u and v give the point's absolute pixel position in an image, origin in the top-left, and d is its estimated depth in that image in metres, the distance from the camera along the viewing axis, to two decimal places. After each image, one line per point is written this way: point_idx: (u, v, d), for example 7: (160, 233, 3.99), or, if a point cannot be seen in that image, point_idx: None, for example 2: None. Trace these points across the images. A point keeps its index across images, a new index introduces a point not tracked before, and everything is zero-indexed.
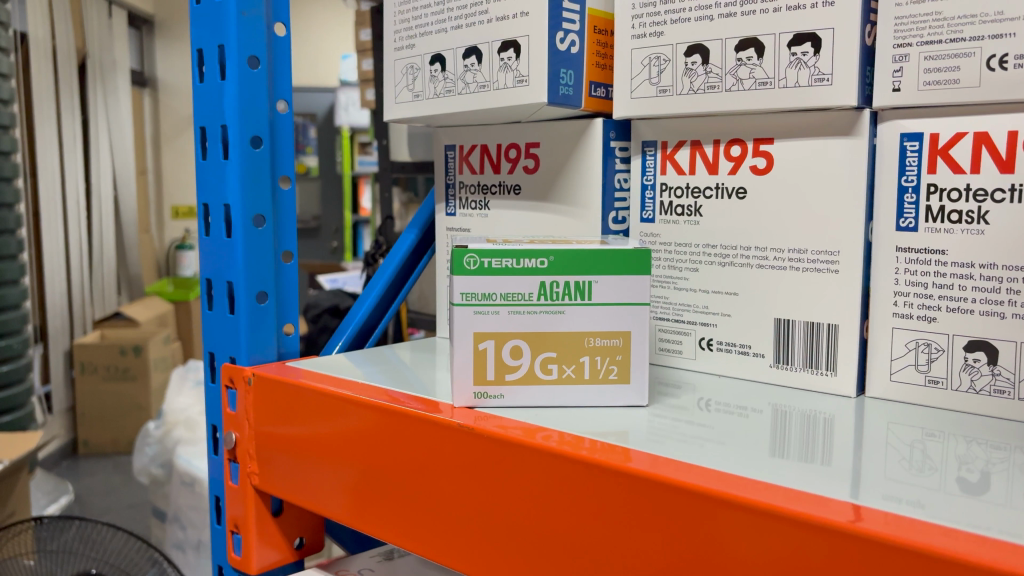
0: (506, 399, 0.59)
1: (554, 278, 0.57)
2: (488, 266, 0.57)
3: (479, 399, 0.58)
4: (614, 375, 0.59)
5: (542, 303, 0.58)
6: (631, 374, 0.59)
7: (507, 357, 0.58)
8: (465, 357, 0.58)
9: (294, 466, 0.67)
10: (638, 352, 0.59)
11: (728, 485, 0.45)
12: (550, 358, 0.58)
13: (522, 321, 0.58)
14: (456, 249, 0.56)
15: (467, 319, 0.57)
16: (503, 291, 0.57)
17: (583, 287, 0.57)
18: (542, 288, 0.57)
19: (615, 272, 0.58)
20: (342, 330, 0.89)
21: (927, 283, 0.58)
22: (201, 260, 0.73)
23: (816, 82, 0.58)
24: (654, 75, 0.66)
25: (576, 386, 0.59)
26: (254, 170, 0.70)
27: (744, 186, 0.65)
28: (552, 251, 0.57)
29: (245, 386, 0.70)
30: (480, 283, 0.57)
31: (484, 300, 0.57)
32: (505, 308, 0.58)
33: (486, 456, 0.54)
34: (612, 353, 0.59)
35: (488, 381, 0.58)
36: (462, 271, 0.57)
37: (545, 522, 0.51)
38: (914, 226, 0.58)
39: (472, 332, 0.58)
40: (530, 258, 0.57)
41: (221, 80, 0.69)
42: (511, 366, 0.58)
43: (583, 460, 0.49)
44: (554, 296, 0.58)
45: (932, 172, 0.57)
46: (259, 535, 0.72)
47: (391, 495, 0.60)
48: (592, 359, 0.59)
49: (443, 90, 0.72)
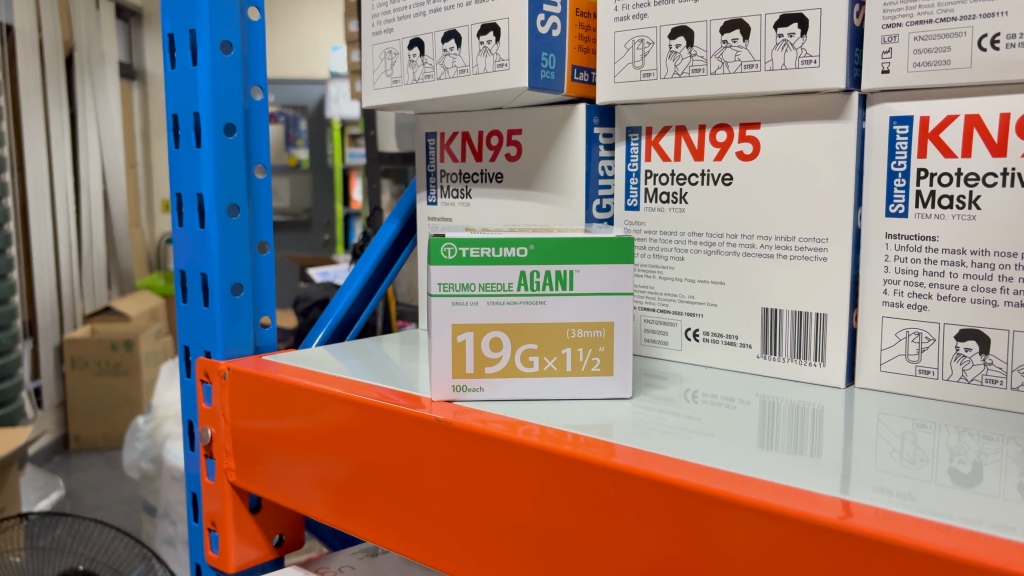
0: (486, 392, 0.57)
1: (534, 268, 0.56)
2: (465, 256, 0.55)
3: (458, 393, 0.57)
4: (597, 367, 0.57)
5: (522, 293, 0.56)
6: (614, 366, 0.57)
7: (487, 349, 0.57)
8: (443, 349, 0.56)
9: (272, 462, 0.65)
10: (621, 343, 0.57)
11: (713, 481, 0.43)
12: (531, 350, 0.57)
13: (502, 312, 0.56)
14: (433, 238, 0.54)
15: (445, 311, 0.56)
16: (482, 281, 0.56)
17: (564, 277, 0.56)
18: (521, 278, 0.56)
19: (597, 261, 0.56)
20: (323, 321, 0.88)
21: (917, 270, 0.56)
22: (176, 251, 0.71)
23: (803, 64, 0.56)
24: (637, 59, 0.64)
25: (558, 379, 0.57)
26: (228, 158, 0.68)
27: (731, 172, 0.63)
28: (533, 240, 0.55)
29: (221, 380, 0.68)
30: (458, 274, 0.55)
31: (462, 291, 0.56)
32: (485, 299, 0.56)
33: (466, 451, 0.52)
34: (595, 344, 0.57)
35: (467, 374, 0.57)
36: (439, 261, 0.55)
37: (525, 519, 0.50)
38: (904, 212, 0.56)
39: (450, 323, 0.56)
40: (510, 247, 0.55)
41: (193, 66, 0.67)
42: (490, 359, 0.57)
43: (564, 455, 0.48)
44: (534, 286, 0.56)
45: (922, 156, 0.55)
46: (237, 533, 0.70)
47: (370, 491, 0.58)
48: (574, 350, 0.57)
49: (422, 76, 0.71)
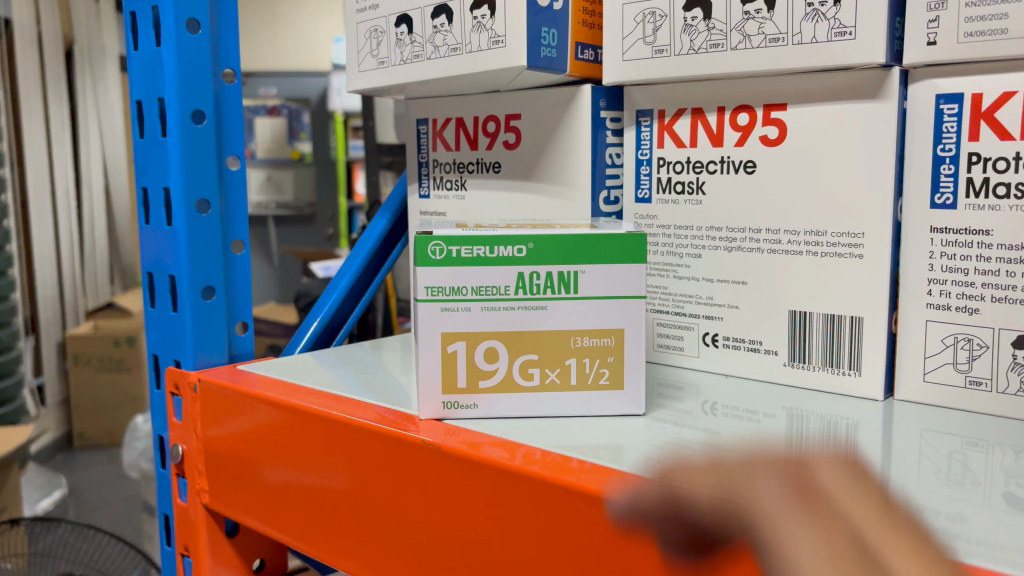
0: (480, 409, 0.51)
1: (534, 269, 0.49)
2: (456, 256, 0.49)
3: (449, 410, 0.51)
4: (605, 380, 0.51)
5: (520, 297, 0.50)
6: (625, 379, 0.51)
7: (482, 360, 0.50)
8: (432, 361, 0.50)
9: (248, 483, 0.59)
10: (632, 352, 0.51)
11: (737, 518, 0.37)
12: (531, 361, 0.51)
13: (498, 319, 0.50)
14: (420, 236, 0.48)
15: (433, 318, 0.49)
16: (475, 284, 0.49)
17: (568, 279, 0.50)
18: (520, 280, 0.49)
19: (606, 260, 0.49)
20: (307, 325, 0.82)
21: (968, 268, 0.50)
22: (142, 251, 0.65)
23: (836, 36, 0.50)
24: (648, 33, 0.58)
25: (562, 394, 0.51)
26: (198, 149, 0.62)
27: (754, 159, 0.57)
28: (532, 237, 0.49)
29: (191, 393, 0.62)
30: (448, 276, 0.49)
31: (453, 296, 0.49)
32: (478, 304, 0.50)
33: (457, 478, 0.46)
34: (603, 354, 0.51)
35: (459, 389, 0.51)
36: (426, 262, 0.49)
37: (519, 555, 0.43)
38: (952, 203, 0.50)
39: (439, 333, 0.50)
40: (506, 245, 0.49)
41: (158, 47, 0.61)
42: (485, 371, 0.51)
43: (562, 484, 0.41)
44: (535, 290, 0.50)
45: (974, 139, 0.48)
46: (210, 556, 0.64)
47: (353, 520, 0.52)
48: (580, 361, 0.51)
49: (410, 55, 0.64)
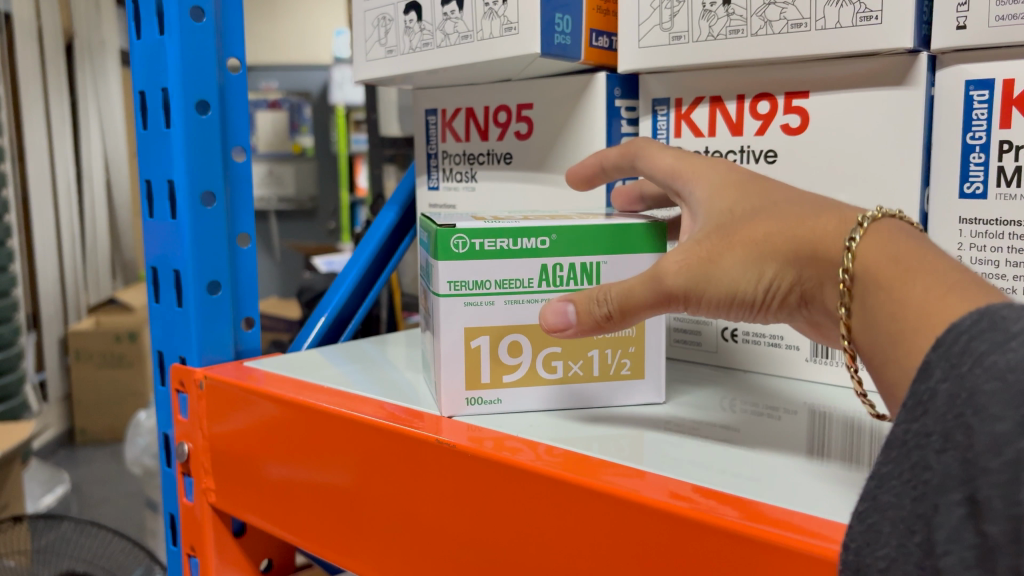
0: (504, 404, 0.50)
1: (558, 260, 0.48)
2: (479, 249, 0.47)
3: (471, 406, 0.49)
4: (627, 370, 0.51)
5: (544, 290, 0.49)
6: (645, 368, 0.51)
7: (505, 354, 0.49)
8: (454, 356, 0.48)
9: (255, 481, 0.58)
10: (652, 341, 0.51)
11: (764, 519, 0.35)
12: (555, 354, 0.50)
13: (521, 312, 0.49)
14: (442, 229, 0.47)
15: (456, 313, 0.48)
16: (499, 278, 0.48)
17: (591, 270, 0.49)
18: (544, 272, 0.48)
19: (628, 248, 0.49)
20: (314, 319, 0.80)
21: (999, 261, 0.48)
22: (146, 245, 0.64)
23: (861, 21, 0.48)
24: (665, 19, 0.56)
25: (584, 385, 0.50)
26: (204, 141, 0.60)
27: (775, 149, 0.55)
28: (556, 228, 0.48)
29: (196, 390, 0.61)
30: (471, 269, 0.47)
31: (476, 289, 0.48)
32: (501, 298, 0.48)
33: (468, 476, 0.44)
34: (625, 344, 0.50)
35: (482, 385, 0.49)
36: (448, 255, 0.47)
37: (533, 557, 0.42)
38: (982, 192, 0.48)
39: (461, 328, 0.48)
40: (529, 237, 0.48)
41: (162, 36, 0.59)
42: (509, 366, 0.49)
43: (578, 484, 0.39)
44: (558, 282, 0.49)
45: (1005, 126, 0.47)
46: (217, 556, 0.63)
47: (363, 520, 0.50)
48: (602, 352, 0.50)
49: (420, 44, 0.63)
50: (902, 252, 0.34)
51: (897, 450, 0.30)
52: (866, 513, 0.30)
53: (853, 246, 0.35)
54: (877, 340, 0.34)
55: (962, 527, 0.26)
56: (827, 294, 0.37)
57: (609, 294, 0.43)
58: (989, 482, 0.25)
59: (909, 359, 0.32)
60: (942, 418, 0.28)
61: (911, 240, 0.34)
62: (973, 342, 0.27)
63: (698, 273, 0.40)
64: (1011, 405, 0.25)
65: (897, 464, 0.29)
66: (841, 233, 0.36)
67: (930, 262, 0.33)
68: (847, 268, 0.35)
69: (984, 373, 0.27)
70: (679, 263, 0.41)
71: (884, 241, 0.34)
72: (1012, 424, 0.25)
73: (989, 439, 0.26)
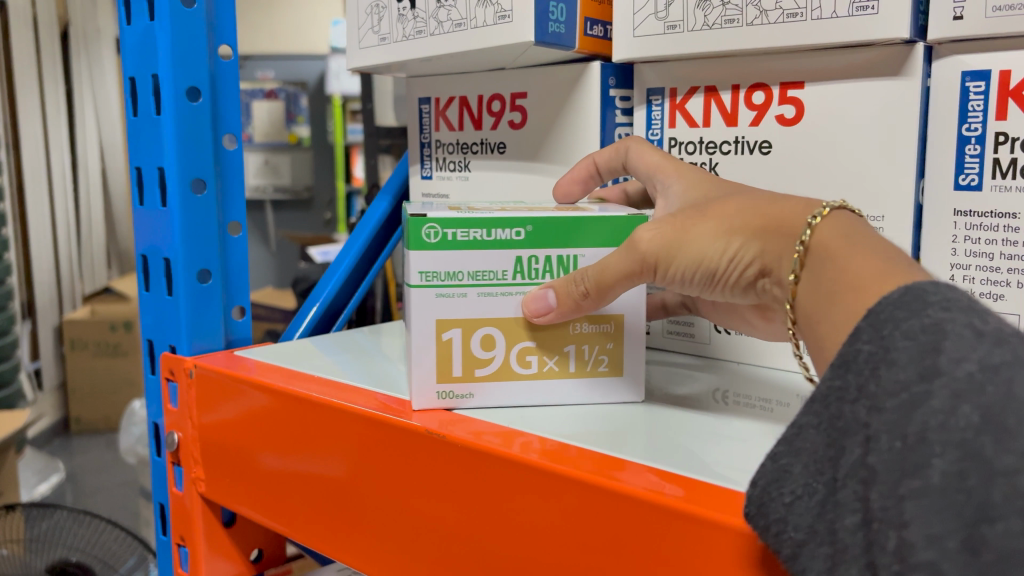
0: (477, 399, 0.49)
1: (532, 253, 0.48)
2: (452, 239, 0.46)
3: (446, 401, 0.49)
4: (604, 367, 0.50)
5: (519, 283, 0.48)
6: (624, 366, 0.50)
7: (477, 348, 0.48)
8: (425, 347, 0.48)
9: (244, 471, 0.57)
10: (632, 340, 0.50)
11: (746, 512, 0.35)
12: (529, 349, 0.49)
13: (495, 305, 0.48)
14: (413, 218, 0.46)
15: (427, 304, 0.47)
16: (472, 269, 0.47)
17: (567, 263, 0.48)
18: (518, 265, 0.48)
19: (604, 243, 0.48)
20: (305, 309, 0.80)
21: (993, 253, 0.48)
22: (136, 232, 0.63)
23: (857, 10, 0.48)
24: (660, 8, 0.55)
25: (559, 381, 0.50)
26: (194, 128, 0.59)
27: (770, 140, 0.55)
28: (531, 219, 0.47)
29: (186, 379, 0.60)
30: (442, 261, 0.47)
31: (449, 281, 0.47)
32: (474, 290, 0.47)
33: (455, 466, 0.44)
34: (602, 340, 0.50)
35: (455, 378, 0.49)
36: (420, 246, 0.46)
37: (520, 548, 0.42)
38: (977, 184, 0.48)
39: (433, 320, 0.48)
40: (503, 228, 0.47)
41: (152, 22, 0.58)
42: (482, 359, 0.49)
43: (564, 475, 0.39)
44: (533, 275, 0.48)
45: (1002, 118, 0.47)
46: (208, 546, 0.63)
47: (351, 510, 0.50)
48: (579, 347, 0.49)
49: (413, 32, 0.62)
50: (855, 234, 0.36)
51: (818, 404, 0.33)
52: (781, 454, 0.34)
53: (814, 222, 0.37)
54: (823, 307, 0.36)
55: (857, 463, 0.30)
56: (784, 266, 0.39)
57: (587, 275, 0.46)
58: (882, 420, 0.30)
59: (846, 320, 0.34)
60: (859, 373, 0.32)
61: (864, 230, 0.37)
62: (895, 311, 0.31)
63: (672, 242, 0.42)
64: (914, 359, 0.29)
65: (816, 415, 0.33)
66: (804, 215, 0.38)
67: (877, 242, 0.36)
68: (805, 241, 0.37)
69: (900, 334, 0.30)
70: (653, 232, 0.43)
71: (840, 222, 0.37)
72: (913, 373, 0.29)
73: (892, 384, 0.30)
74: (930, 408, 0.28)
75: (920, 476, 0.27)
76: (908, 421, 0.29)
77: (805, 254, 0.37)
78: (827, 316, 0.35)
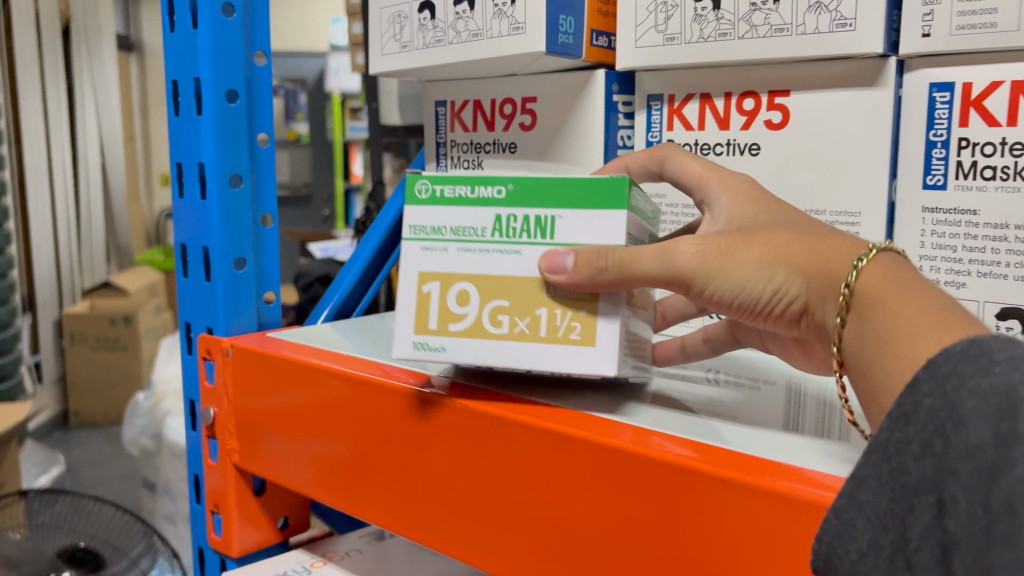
0: (448, 354, 0.46)
1: (511, 211, 0.45)
2: (437, 194, 0.46)
3: (416, 352, 0.47)
4: (576, 336, 0.44)
5: (496, 241, 0.45)
6: (597, 337, 0.43)
7: (453, 302, 0.46)
8: (406, 299, 0.47)
9: (276, 441, 0.62)
10: (609, 307, 0.43)
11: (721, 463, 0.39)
12: (500, 308, 0.45)
13: (473, 262, 0.45)
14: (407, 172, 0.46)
15: (410, 257, 0.47)
16: (453, 225, 0.46)
17: (545, 224, 0.44)
18: (497, 223, 0.45)
19: (586, 206, 0.44)
20: (329, 300, 0.86)
21: (956, 246, 0.54)
22: (175, 224, 0.69)
23: (838, 27, 0.53)
24: (660, 22, 0.61)
25: (529, 346, 0.45)
26: (231, 127, 0.65)
27: (758, 142, 0.60)
28: (512, 178, 0.45)
29: (223, 358, 0.66)
30: (429, 214, 0.46)
31: (432, 235, 0.46)
32: (454, 245, 0.46)
33: (470, 429, 0.49)
34: (575, 304, 0.44)
35: (430, 330, 0.47)
36: (412, 201, 0.46)
37: (529, 504, 0.46)
38: (943, 184, 0.54)
39: (415, 270, 0.47)
40: (485, 184, 0.45)
41: (194, 30, 0.64)
42: (456, 314, 0.46)
43: (567, 435, 0.44)
44: (510, 234, 0.45)
45: (964, 125, 0.53)
46: (239, 516, 0.68)
47: (376, 473, 0.55)
48: (551, 311, 0.44)
49: (433, 40, 0.68)
50: (902, 281, 0.36)
51: (878, 455, 0.32)
52: (843, 508, 0.32)
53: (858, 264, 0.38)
54: (869, 353, 0.36)
55: (932, 525, 0.29)
56: (827, 309, 0.39)
57: (614, 253, 0.42)
58: (959, 484, 0.28)
59: (895, 370, 0.34)
60: (923, 428, 0.30)
61: (908, 275, 0.37)
62: (958, 365, 0.30)
63: (712, 259, 0.41)
64: (990, 419, 0.28)
65: (876, 467, 0.31)
66: (848, 257, 0.39)
67: (925, 289, 0.36)
68: (849, 285, 0.37)
69: (967, 392, 0.29)
70: (697, 248, 0.41)
71: (884, 266, 0.37)
72: (989, 436, 0.27)
73: (964, 447, 0.28)
74: (1017, 476, 0.26)
75: (1010, 548, 0.26)
76: (993, 488, 0.27)
77: (850, 298, 0.37)
78: (878, 362, 0.35)
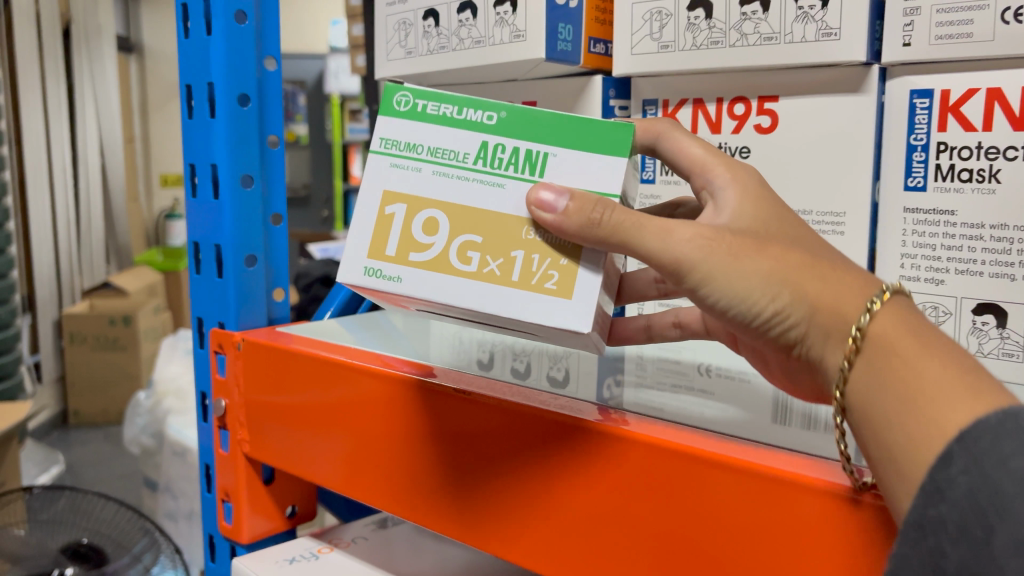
0: (402, 285, 0.45)
1: (500, 140, 0.45)
2: (422, 111, 0.47)
3: (369, 278, 0.46)
4: (551, 285, 0.43)
5: (477, 168, 0.45)
6: (573, 289, 0.43)
7: (420, 231, 0.46)
8: (367, 217, 0.46)
9: (285, 432, 0.65)
10: (592, 259, 0.43)
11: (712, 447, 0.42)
12: (472, 244, 0.45)
13: (447, 187, 0.46)
14: (391, 85, 0.47)
15: (381, 172, 0.47)
16: (432, 144, 0.46)
17: (535, 159, 0.45)
18: (482, 150, 0.45)
19: (579, 143, 0.44)
20: (332, 299, 0.89)
21: (935, 245, 0.56)
22: (188, 223, 0.71)
23: (823, 36, 0.56)
24: (655, 30, 0.64)
25: (498, 288, 0.44)
26: (242, 130, 0.67)
27: (748, 145, 0.63)
28: (507, 107, 0.46)
29: (234, 352, 0.68)
30: (408, 130, 0.47)
31: (407, 152, 0.46)
32: (429, 167, 0.46)
33: (475, 418, 0.52)
34: (556, 255, 0.44)
35: (386, 258, 0.46)
36: (392, 113, 0.47)
37: (530, 488, 0.49)
38: (922, 185, 0.56)
39: (383, 189, 0.47)
40: (477, 110, 0.46)
41: (208, 36, 0.66)
42: (421, 243, 0.45)
43: (568, 421, 0.47)
44: (495, 163, 0.45)
45: (942, 130, 0.55)
46: (250, 505, 0.71)
47: (382, 461, 0.58)
48: (528, 255, 0.44)
49: (437, 47, 0.70)
50: (914, 332, 0.36)
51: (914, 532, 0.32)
52: None
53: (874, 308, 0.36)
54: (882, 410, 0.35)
55: None
56: (831, 350, 0.37)
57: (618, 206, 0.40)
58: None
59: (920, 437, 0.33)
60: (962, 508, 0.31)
61: (918, 322, 0.36)
62: (1000, 444, 0.31)
63: (715, 259, 0.38)
64: None
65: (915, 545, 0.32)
66: (861, 297, 0.37)
67: (938, 342, 0.35)
68: (861, 328, 0.36)
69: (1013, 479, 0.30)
70: (703, 242, 0.38)
71: (899, 315, 0.36)
72: None
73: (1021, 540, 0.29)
74: None
75: None
76: None
77: (860, 342, 0.36)
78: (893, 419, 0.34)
